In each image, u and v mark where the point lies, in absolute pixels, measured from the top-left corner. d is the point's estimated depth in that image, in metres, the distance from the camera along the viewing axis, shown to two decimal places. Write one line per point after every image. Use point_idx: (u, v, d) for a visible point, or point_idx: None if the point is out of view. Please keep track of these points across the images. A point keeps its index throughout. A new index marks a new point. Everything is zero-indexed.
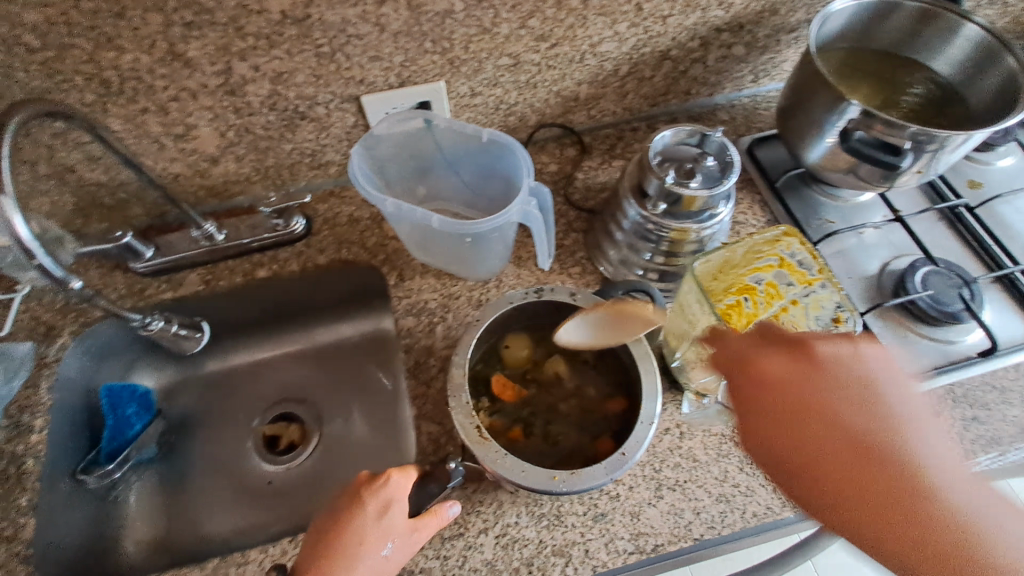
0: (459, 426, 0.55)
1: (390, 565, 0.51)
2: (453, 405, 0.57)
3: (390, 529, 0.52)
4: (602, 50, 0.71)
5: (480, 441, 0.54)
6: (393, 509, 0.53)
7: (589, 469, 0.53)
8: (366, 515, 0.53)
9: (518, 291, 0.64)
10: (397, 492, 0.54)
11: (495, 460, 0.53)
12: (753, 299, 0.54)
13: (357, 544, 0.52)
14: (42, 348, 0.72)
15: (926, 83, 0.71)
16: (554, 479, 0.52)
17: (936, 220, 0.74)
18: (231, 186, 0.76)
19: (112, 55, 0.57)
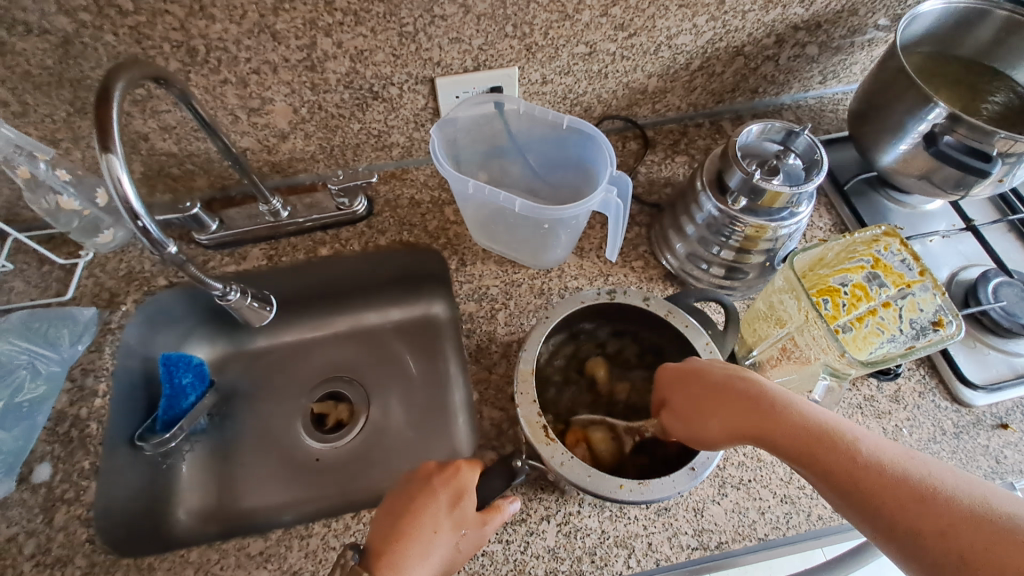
0: (524, 423, 0.53)
1: (461, 556, 0.51)
2: (518, 400, 0.54)
3: (462, 519, 0.51)
4: (678, 42, 0.70)
5: (546, 441, 0.52)
6: (465, 499, 0.52)
7: (659, 479, 0.49)
8: (438, 503, 0.52)
9: (590, 290, 0.62)
10: (468, 482, 0.53)
11: (561, 461, 0.51)
12: (834, 300, 0.57)
13: (431, 531, 0.50)
14: (105, 315, 0.73)
15: (1007, 92, 0.70)
16: (622, 488, 0.49)
17: (1005, 231, 0.73)
18: (296, 162, 0.76)
19: (202, 24, 0.57)
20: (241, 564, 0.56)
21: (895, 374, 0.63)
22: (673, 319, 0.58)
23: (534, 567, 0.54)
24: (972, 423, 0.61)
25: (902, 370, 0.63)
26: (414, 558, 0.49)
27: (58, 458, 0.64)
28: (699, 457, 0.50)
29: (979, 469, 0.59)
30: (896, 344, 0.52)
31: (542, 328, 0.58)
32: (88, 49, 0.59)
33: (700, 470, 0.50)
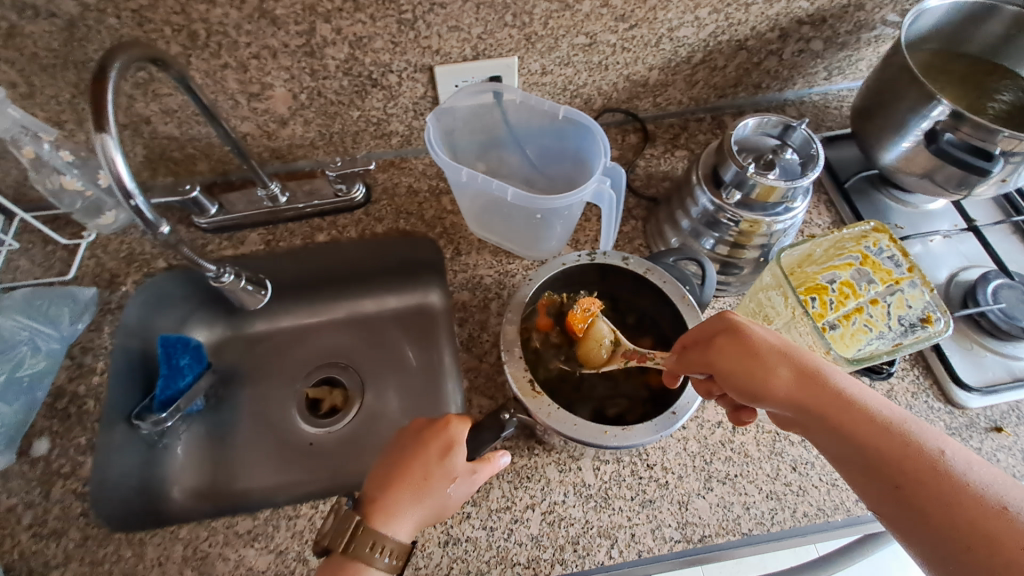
0: (512, 378, 0.54)
1: (452, 503, 0.51)
2: (506, 358, 0.55)
3: (451, 469, 0.51)
4: (679, 35, 0.70)
5: (532, 395, 0.53)
6: (455, 451, 0.52)
7: (641, 425, 0.51)
8: (428, 454, 0.51)
9: (571, 254, 0.62)
10: (458, 434, 0.53)
11: (548, 412, 0.52)
12: (821, 299, 0.56)
13: (422, 482, 0.50)
14: (106, 295, 0.74)
15: (1015, 90, 0.69)
16: (606, 433, 0.50)
17: (1008, 233, 0.72)
18: (296, 149, 0.77)
19: (203, 8, 0.58)
20: (229, 542, 0.57)
21: (889, 374, 0.62)
22: (651, 277, 0.59)
23: (517, 555, 0.54)
24: (965, 426, 0.60)
25: (896, 370, 0.63)
26: (405, 504, 0.50)
27: (57, 434, 0.65)
28: (678, 403, 0.52)
29: None
30: (884, 341, 0.51)
31: (527, 289, 0.59)
32: (91, 32, 0.59)
33: (680, 415, 0.52)
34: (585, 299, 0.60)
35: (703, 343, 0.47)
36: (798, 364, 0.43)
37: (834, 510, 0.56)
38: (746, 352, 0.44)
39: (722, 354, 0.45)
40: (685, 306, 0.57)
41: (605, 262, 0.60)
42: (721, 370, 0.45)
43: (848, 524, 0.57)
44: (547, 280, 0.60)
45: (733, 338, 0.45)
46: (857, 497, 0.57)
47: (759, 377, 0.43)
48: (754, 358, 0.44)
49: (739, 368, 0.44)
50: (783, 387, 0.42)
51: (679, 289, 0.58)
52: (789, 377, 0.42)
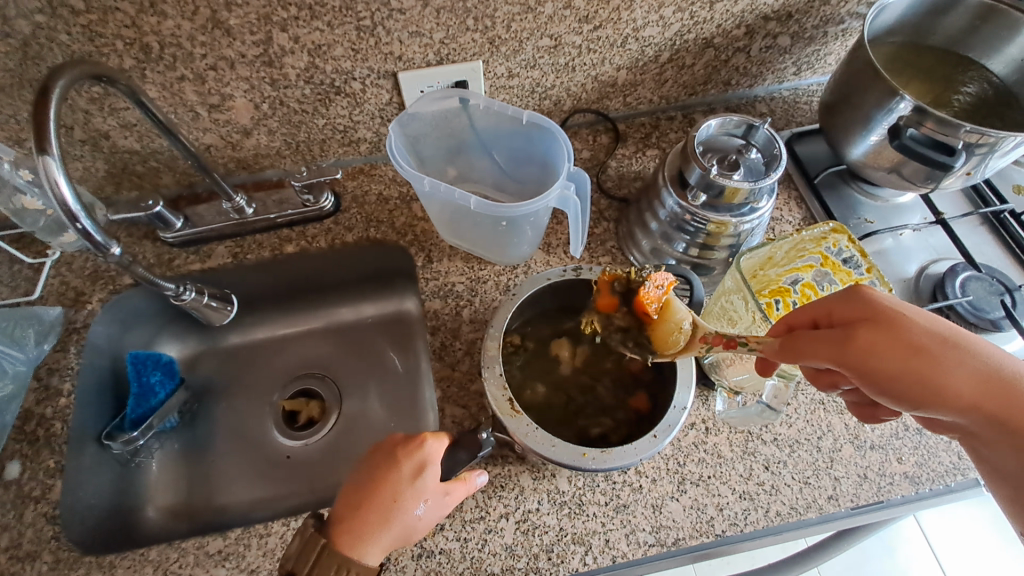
0: (490, 397, 0.55)
1: (422, 524, 0.51)
2: (485, 375, 0.56)
3: (423, 489, 0.51)
4: (645, 34, 0.69)
5: (511, 413, 0.54)
6: (427, 471, 0.51)
7: (621, 448, 0.52)
8: (399, 475, 0.51)
9: (554, 268, 0.63)
10: (432, 453, 0.52)
11: (526, 432, 0.53)
12: (785, 301, 0.56)
13: (391, 502, 0.50)
14: (71, 314, 0.72)
15: (980, 82, 0.69)
16: (584, 457, 0.51)
17: (977, 224, 0.72)
18: (262, 159, 0.75)
19: (154, 21, 0.57)
20: (200, 562, 0.56)
21: None
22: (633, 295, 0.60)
23: (491, 565, 0.54)
24: None
25: None
26: (373, 526, 0.49)
27: (26, 457, 0.64)
28: (660, 425, 0.53)
29: (940, 465, 0.59)
30: None
31: (508, 306, 0.60)
32: (43, 49, 0.58)
33: (661, 438, 0.53)
34: (656, 275, 0.55)
35: (841, 335, 0.42)
36: (960, 360, 0.40)
37: (807, 508, 0.56)
38: (903, 351, 0.41)
39: (874, 354, 0.41)
40: None
41: (590, 278, 0.61)
42: (875, 370, 0.41)
43: (820, 521, 0.57)
44: (530, 295, 0.61)
45: (886, 334, 0.41)
46: (830, 494, 0.57)
47: (920, 377, 0.40)
48: (914, 358, 0.40)
49: (897, 368, 0.40)
50: (949, 387, 0.40)
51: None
52: (954, 375, 0.40)
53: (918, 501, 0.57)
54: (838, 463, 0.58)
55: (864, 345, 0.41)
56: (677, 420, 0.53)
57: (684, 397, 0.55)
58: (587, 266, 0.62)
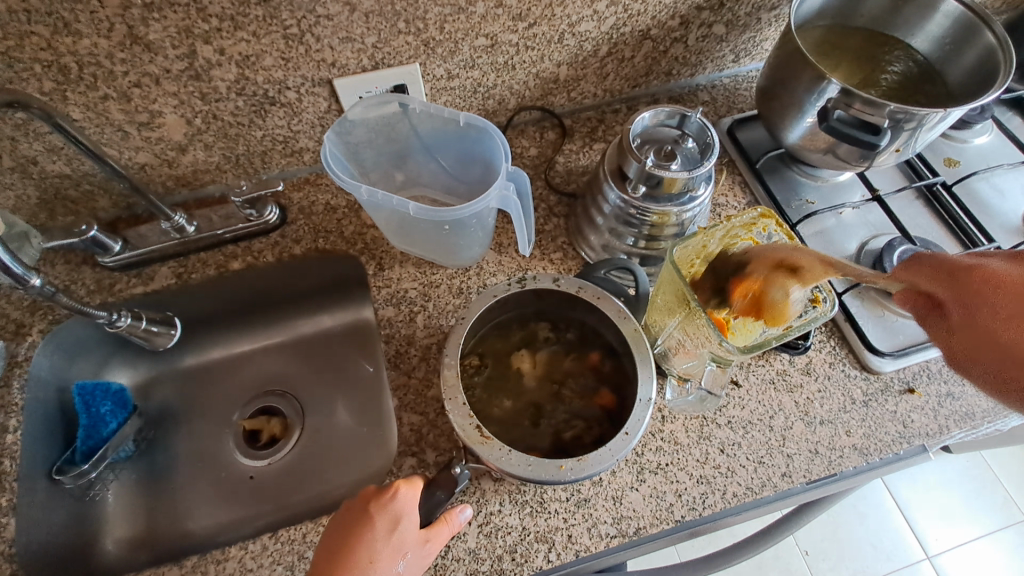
0: (457, 427, 0.53)
1: None
2: (448, 406, 0.54)
3: (401, 543, 0.50)
4: (581, 29, 0.69)
5: (482, 440, 0.52)
6: (403, 524, 0.51)
7: (596, 453, 0.52)
8: (374, 532, 0.50)
9: (500, 283, 0.62)
10: (407, 503, 0.52)
11: (500, 457, 0.52)
12: None
13: (368, 563, 0.49)
14: (12, 348, 0.69)
15: (906, 60, 0.72)
16: (562, 469, 0.50)
17: (913, 198, 0.74)
18: (202, 174, 0.73)
19: (70, 41, 0.54)
20: None
21: (805, 348, 0.63)
22: (584, 295, 0.59)
23: (454, 570, 0.54)
24: (880, 390, 0.62)
25: (812, 343, 0.64)
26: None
27: None
28: (629, 422, 0.53)
29: (887, 434, 0.60)
30: (780, 322, 0.53)
31: (462, 329, 0.58)
32: None
33: (633, 434, 0.52)
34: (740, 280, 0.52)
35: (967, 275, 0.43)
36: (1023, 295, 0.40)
37: (762, 487, 0.58)
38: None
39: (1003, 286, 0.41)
40: (622, 319, 0.58)
41: (536, 287, 0.60)
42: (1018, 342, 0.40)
43: (776, 498, 0.59)
44: (481, 314, 0.60)
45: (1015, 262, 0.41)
46: (784, 472, 0.58)
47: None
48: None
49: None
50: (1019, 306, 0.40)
51: (615, 304, 0.59)
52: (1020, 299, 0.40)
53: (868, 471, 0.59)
54: (790, 440, 0.60)
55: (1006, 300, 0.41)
56: (644, 414, 0.53)
57: (649, 388, 0.55)
58: (532, 275, 0.62)
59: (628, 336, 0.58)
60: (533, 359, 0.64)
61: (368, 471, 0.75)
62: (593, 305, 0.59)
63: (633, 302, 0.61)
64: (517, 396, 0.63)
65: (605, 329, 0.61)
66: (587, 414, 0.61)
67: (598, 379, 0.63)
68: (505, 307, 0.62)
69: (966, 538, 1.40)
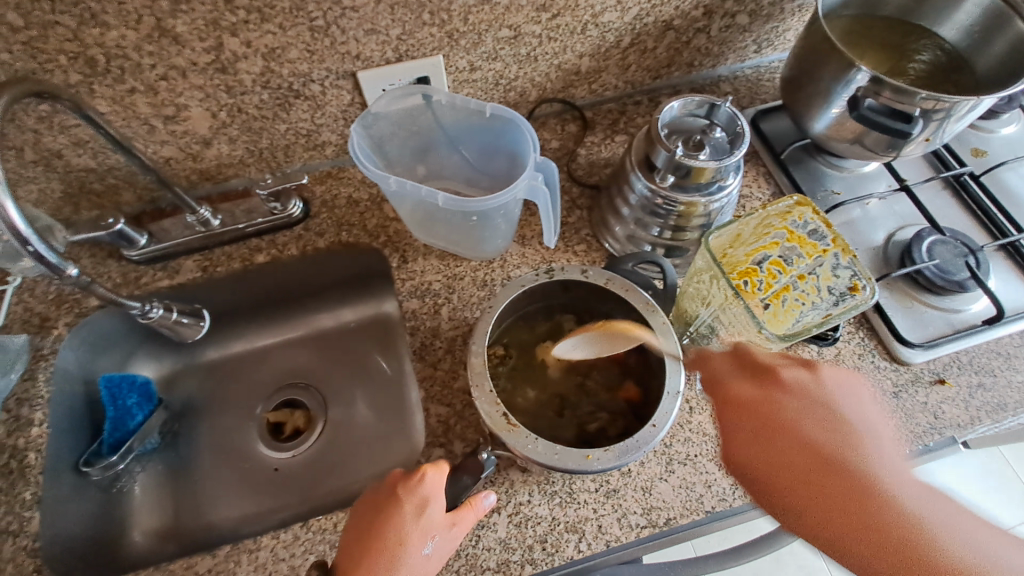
0: (485, 415, 0.53)
1: (432, 563, 0.50)
2: (476, 395, 0.54)
3: (428, 525, 0.50)
4: (604, 20, 0.69)
5: (509, 428, 0.52)
6: (429, 506, 0.50)
7: (623, 444, 0.51)
8: (403, 514, 0.50)
9: (528, 273, 0.62)
10: (433, 487, 0.52)
11: (526, 444, 0.51)
12: (753, 281, 0.57)
13: (396, 546, 0.49)
14: (38, 341, 0.70)
15: (933, 49, 0.71)
16: (589, 458, 0.50)
17: (940, 188, 0.74)
18: (225, 168, 0.74)
19: (97, 33, 0.55)
20: None
21: (834, 339, 0.63)
22: (612, 287, 0.59)
23: (486, 560, 0.54)
24: (910, 381, 0.62)
25: (841, 335, 0.64)
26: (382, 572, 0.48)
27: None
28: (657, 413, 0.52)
29: (918, 425, 0.60)
30: (818, 312, 0.53)
31: (489, 319, 0.58)
32: None
33: (660, 426, 0.52)
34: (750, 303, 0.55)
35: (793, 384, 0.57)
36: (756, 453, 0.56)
37: None
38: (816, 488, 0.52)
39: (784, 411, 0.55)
40: (649, 311, 0.58)
41: (564, 277, 0.60)
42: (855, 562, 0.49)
43: None
44: (507, 304, 0.60)
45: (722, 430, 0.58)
46: None
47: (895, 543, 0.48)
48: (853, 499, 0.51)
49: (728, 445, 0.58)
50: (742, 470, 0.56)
51: (643, 296, 0.58)
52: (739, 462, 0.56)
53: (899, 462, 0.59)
54: None
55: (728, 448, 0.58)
56: (673, 406, 0.52)
57: (676, 380, 0.54)
58: (560, 266, 0.61)
59: (657, 329, 0.57)
60: (559, 351, 0.64)
61: (392, 463, 0.75)
62: (621, 298, 0.59)
63: (661, 296, 0.60)
64: (544, 387, 0.63)
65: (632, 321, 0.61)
66: (615, 406, 0.61)
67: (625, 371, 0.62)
68: (532, 299, 0.62)
69: None
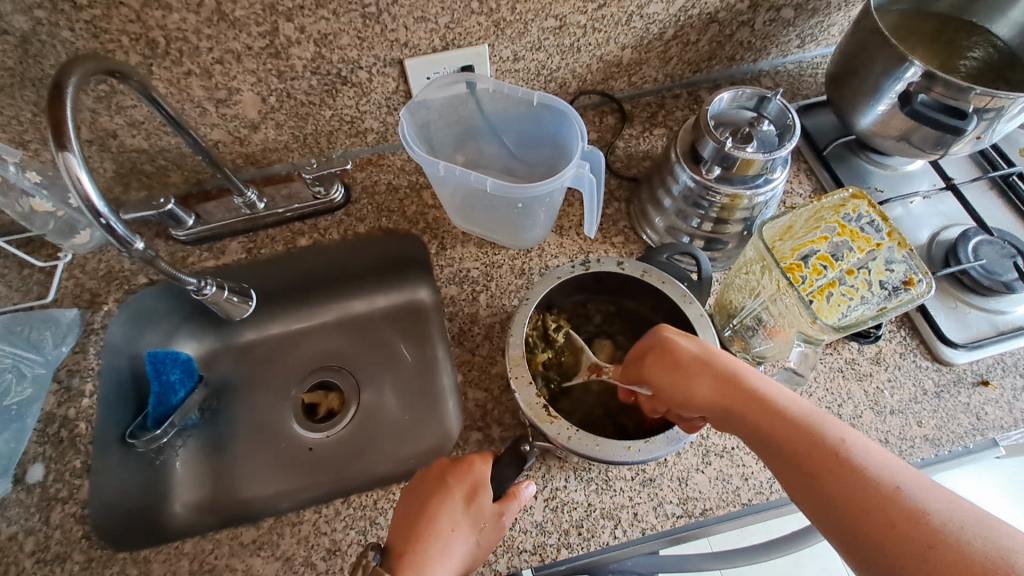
0: (524, 405, 0.53)
1: (481, 551, 0.51)
2: (516, 385, 0.55)
3: (478, 514, 0.51)
4: (649, 11, 0.69)
5: (548, 419, 0.53)
6: (480, 494, 0.52)
7: (664, 435, 0.52)
8: (453, 500, 0.51)
9: (563, 265, 0.62)
10: (482, 476, 0.53)
11: (567, 435, 0.52)
12: (798, 275, 0.58)
13: (448, 531, 0.50)
14: (88, 316, 0.72)
15: (986, 46, 0.69)
16: (630, 450, 0.51)
17: (986, 188, 0.72)
18: (270, 153, 0.75)
19: (159, 15, 0.56)
20: (234, 553, 0.57)
21: (876, 337, 0.62)
22: (649, 279, 0.59)
23: (523, 542, 0.55)
24: (953, 381, 0.61)
25: (883, 333, 0.63)
26: (435, 557, 0.48)
27: (51, 459, 0.64)
28: None
29: (960, 426, 0.59)
30: (868, 306, 0.53)
31: (530, 307, 0.58)
32: (45, 46, 0.57)
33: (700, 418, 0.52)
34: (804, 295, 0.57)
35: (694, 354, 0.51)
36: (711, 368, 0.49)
37: None
38: (785, 434, 0.43)
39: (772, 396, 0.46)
40: (688, 304, 0.58)
41: (600, 270, 0.60)
42: None
43: None
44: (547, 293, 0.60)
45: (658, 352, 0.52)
46: None
47: (942, 545, 0.35)
48: (800, 425, 0.43)
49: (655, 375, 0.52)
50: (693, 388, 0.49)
51: (680, 288, 0.59)
52: (703, 379, 0.49)
53: (940, 462, 0.58)
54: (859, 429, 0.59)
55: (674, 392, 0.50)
56: None
57: None
58: (594, 258, 0.62)
59: (693, 321, 0.57)
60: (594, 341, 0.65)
61: (424, 447, 0.76)
62: (657, 290, 0.59)
63: (696, 287, 0.61)
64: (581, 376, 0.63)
65: (665, 321, 0.62)
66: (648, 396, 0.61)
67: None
68: (573, 287, 0.63)
69: None
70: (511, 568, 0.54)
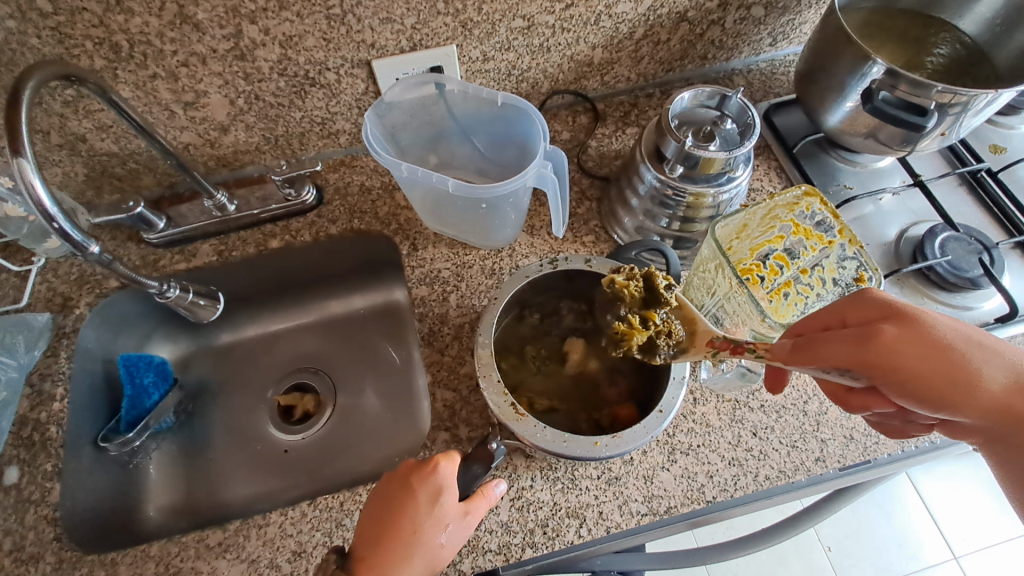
0: (492, 404, 0.53)
1: (447, 552, 0.51)
2: (483, 384, 0.54)
3: (443, 515, 0.51)
4: (617, 11, 0.69)
5: (517, 417, 0.53)
6: (444, 496, 0.51)
7: (631, 429, 0.52)
8: (417, 504, 0.51)
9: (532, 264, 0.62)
10: (447, 476, 0.52)
11: (535, 433, 0.52)
12: (755, 278, 0.59)
13: (412, 534, 0.50)
14: (60, 320, 0.72)
15: (952, 43, 0.70)
16: (597, 445, 0.51)
17: (955, 185, 0.73)
18: (242, 155, 0.75)
19: (122, 19, 0.56)
20: (201, 555, 0.57)
21: None
22: None
23: (487, 542, 0.55)
24: None
25: None
26: (397, 560, 0.49)
27: (23, 462, 0.63)
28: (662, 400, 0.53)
29: None
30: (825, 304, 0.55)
31: (495, 309, 0.58)
32: (14, 54, 0.57)
33: (667, 412, 0.53)
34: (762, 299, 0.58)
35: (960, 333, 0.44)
36: (977, 359, 0.44)
37: (794, 471, 0.58)
38: None
39: None
40: None
41: (567, 268, 0.60)
42: None
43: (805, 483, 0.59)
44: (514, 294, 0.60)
45: (909, 334, 0.43)
46: (817, 456, 0.59)
47: None
48: None
49: (913, 364, 0.42)
50: (968, 383, 0.43)
51: None
52: (978, 372, 0.43)
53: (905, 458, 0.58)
54: (824, 425, 0.61)
55: (939, 379, 0.43)
56: (677, 394, 0.53)
57: (682, 367, 0.55)
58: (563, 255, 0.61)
59: None
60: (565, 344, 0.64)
61: (398, 448, 0.76)
62: None
63: None
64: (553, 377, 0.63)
65: None
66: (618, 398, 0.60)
67: (614, 368, 0.62)
68: (541, 288, 0.63)
69: (993, 540, 1.39)
70: (475, 568, 0.54)
